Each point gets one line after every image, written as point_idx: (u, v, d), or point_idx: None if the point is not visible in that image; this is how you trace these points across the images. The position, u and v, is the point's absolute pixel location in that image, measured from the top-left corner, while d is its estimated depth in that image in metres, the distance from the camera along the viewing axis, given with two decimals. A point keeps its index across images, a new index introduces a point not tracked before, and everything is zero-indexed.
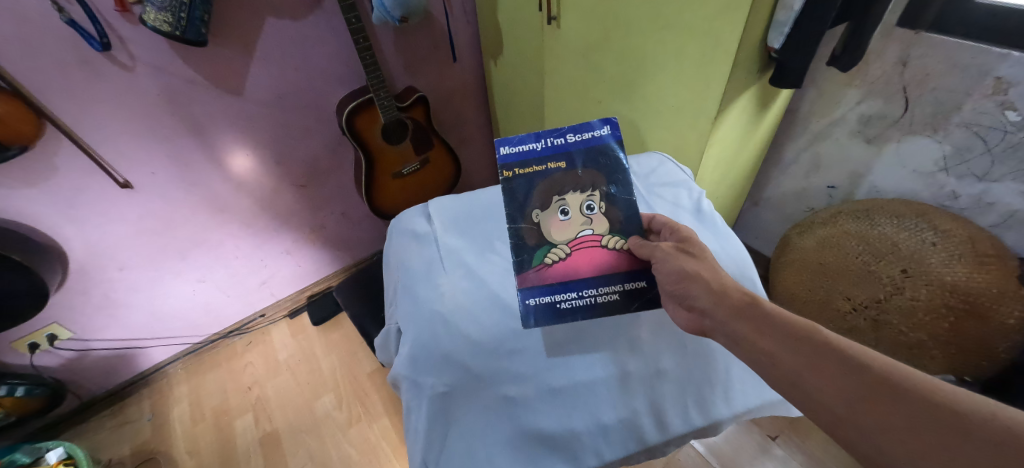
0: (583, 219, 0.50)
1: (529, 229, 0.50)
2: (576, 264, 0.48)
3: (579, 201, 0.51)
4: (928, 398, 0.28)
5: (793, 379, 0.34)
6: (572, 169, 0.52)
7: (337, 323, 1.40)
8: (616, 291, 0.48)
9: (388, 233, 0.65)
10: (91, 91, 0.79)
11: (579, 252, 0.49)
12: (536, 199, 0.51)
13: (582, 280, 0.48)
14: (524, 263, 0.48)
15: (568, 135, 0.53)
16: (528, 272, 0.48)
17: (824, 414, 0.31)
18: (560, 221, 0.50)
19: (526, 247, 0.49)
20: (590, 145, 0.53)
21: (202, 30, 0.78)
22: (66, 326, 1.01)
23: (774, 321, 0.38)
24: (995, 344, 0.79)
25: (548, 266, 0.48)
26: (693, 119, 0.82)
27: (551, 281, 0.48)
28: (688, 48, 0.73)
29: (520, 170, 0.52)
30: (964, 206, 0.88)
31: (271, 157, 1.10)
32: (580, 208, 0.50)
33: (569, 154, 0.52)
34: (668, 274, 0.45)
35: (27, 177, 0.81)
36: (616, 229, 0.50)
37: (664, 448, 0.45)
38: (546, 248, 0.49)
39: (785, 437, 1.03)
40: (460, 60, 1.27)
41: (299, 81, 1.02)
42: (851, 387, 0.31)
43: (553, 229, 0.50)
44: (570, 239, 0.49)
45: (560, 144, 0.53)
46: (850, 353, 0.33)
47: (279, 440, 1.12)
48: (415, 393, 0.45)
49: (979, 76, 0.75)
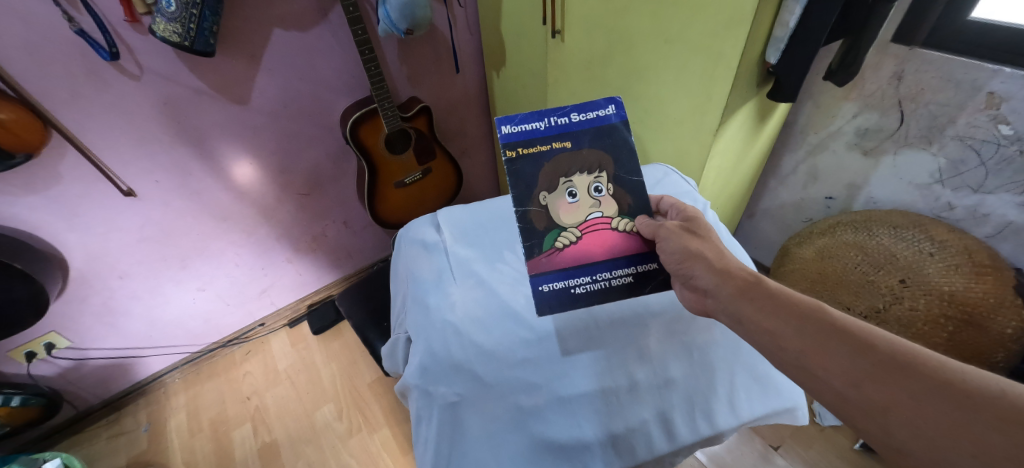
0: (591, 201, 0.50)
1: (536, 212, 0.49)
2: (589, 249, 0.49)
3: (586, 182, 0.50)
4: (936, 376, 0.29)
5: (798, 361, 0.35)
6: (578, 149, 0.51)
7: (337, 332, 1.39)
8: (628, 274, 0.49)
9: (397, 243, 0.66)
10: (99, 100, 0.80)
11: (591, 234, 0.49)
12: (542, 181, 0.50)
13: (596, 265, 0.48)
14: (535, 249, 0.48)
15: (573, 114, 0.52)
16: (537, 257, 0.48)
17: (830, 392, 0.32)
18: (568, 203, 0.50)
19: (536, 231, 0.49)
20: (596, 125, 0.52)
21: (211, 41, 0.79)
22: (64, 335, 1.00)
23: (778, 301, 0.38)
24: (993, 354, 0.79)
25: (560, 251, 0.48)
26: (694, 130, 0.84)
27: (564, 267, 0.48)
28: (692, 61, 0.75)
29: (525, 150, 0.50)
30: (959, 217, 0.90)
31: (274, 166, 1.11)
32: (587, 189, 0.50)
33: (574, 134, 0.51)
34: (671, 252, 0.47)
35: (31, 185, 0.80)
36: (624, 211, 0.51)
37: (671, 458, 0.45)
38: (556, 232, 0.49)
39: (788, 446, 1.03)
40: (463, 71, 1.29)
41: (304, 90, 1.03)
42: (857, 366, 0.31)
43: (563, 212, 0.49)
44: (580, 222, 0.49)
45: (564, 124, 0.51)
46: (857, 332, 0.33)
47: (278, 451, 1.10)
48: (425, 403, 0.44)
49: (972, 91, 0.78)
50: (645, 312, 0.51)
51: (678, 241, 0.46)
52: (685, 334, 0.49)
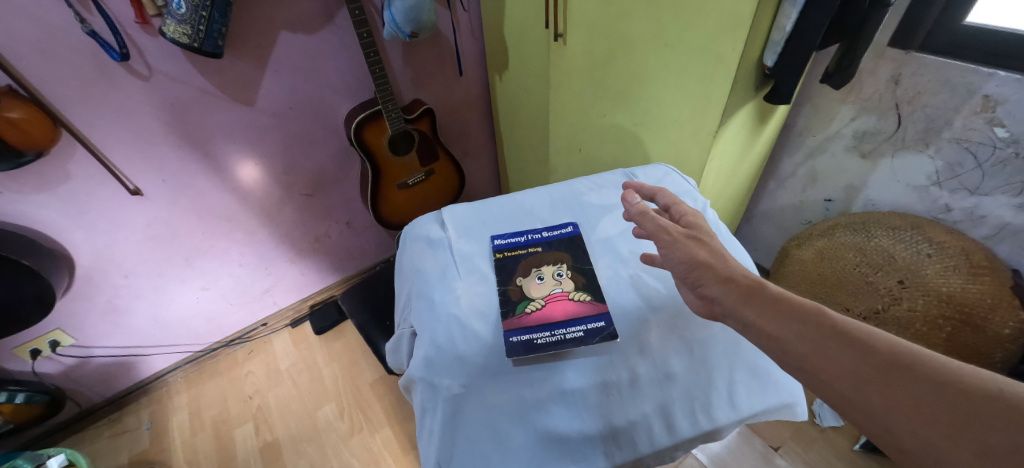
0: (554, 282, 0.55)
1: (514, 290, 0.54)
2: (550, 314, 0.51)
3: (552, 270, 0.56)
4: (939, 377, 0.27)
5: (801, 364, 0.33)
6: (551, 250, 0.58)
7: (339, 332, 1.39)
8: (581, 329, 0.48)
9: (402, 240, 0.66)
10: (108, 100, 0.81)
11: (552, 304, 0.52)
12: (519, 269, 0.56)
13: (555, 324, 0.49)
14: (507, 312, 0.51)
15: (544, 231, 0.61)
16: (509, 319, 0.50)
17: (833, 396, 0.31)
18: (536, 283, 0.55)
19: (510, 301, 0.52)
20: (565, 237, 0.60)
21: (219, 42, 0.80)
22: (68, 332, 1.01)
23: (781, 305, 0.37)
24: (992, 355, 0.79)
25: (528, 314, 0.50)
26: (695, 131, 0.88)
27: (530, 323, 0.49)
28: (691, 65, 0.78)
29: (509, 252, 0.58)
30: (957, 218, 0.90)
31: (279, 166, 1.12)
32: (552, 275, 0.56)
33: (546, 241, 0.59)
34: (676, 259, 0.45)
35: (40, 182, 0.82)
36: (581, 286, 0.54)
37: (672, 452, 0.46)
38: (525, 302, 0.52)
39: (788, 448, 1.04)
40: (466, 75, 1.31)
41: (310, 91, 1.05)
42: (860, 368, 0.30)
43: (530, 288, 0.54)
44: (545, 295, 0.53)
45: (538, 237, 0.60)
46: (858, 335, 0.32)
47: (279, 450, 1.11)
48: (429, 395, 0.45)
49: (967, 94, 0.79)
50: (646, 307, 0.51)
51: (682, 247, 0.45)
52: (686, 330, 0.49)
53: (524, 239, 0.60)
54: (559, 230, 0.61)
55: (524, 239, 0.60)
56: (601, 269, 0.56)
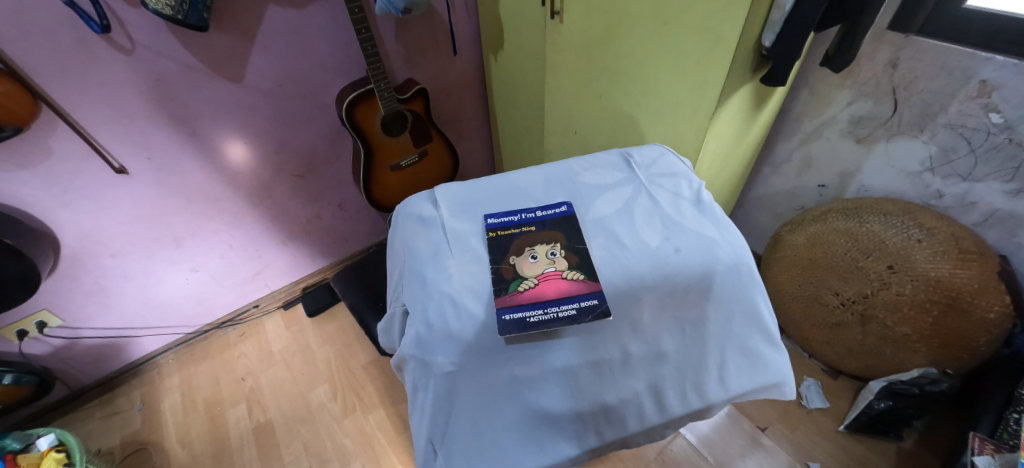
0: (548, 261, 0.53)
1: (507, 268, 0.52)
2: (543, 292, 0.49)
3: (545, 249, 0.54)
4: None
5: None
6: (543, 230, 0.57)
7: (331, 315, 1.39)
8: (573, 307, 0.47)
9: (395, 218, 0.65)
10: (88, 74, 0.78)
11: (545, 282, 0.50)
12: (512, 249, 0.54)
13: (548, 302, 0.48)
14: (500, 290, 0.49)
15: (537, 210, 0.60)
16: (502, 297, 0.48)
17: None
18: (530, 262, 0.53)
19: (503, 279, 0.50)
20: (558, 217, 0.58)
21: (204, 15, 0.76)
22: (55, 313, 0.99)
23: None
24: (975, 337, 0.85)
25: (520, 293, 0.48)
26: (692, 116, 0.83)
27: (522, 301, 0.47)
28: (690, 44, 0.74)
29: (502, 231, 0.57)
30: (948, 205, 0.92)
31: (268, 146, 1.09)
32: (545, 254, 0.54)
33: (539, 222, 0.58)
34: None
35: (20, 160, 0.79)
36: (576, 265, 0.51)
37: (663, 430, 0.49)
38: (518, 281, 0.50)
39: (774, 428, 1.06)
40: (460, 53, 1.28)
41: (299, 69, 1.01)
42: None
43: (524, 267, 0.52)
44: (538, 273, 0.51)
45: (530, 217, 0.59)
46: None
47: (273, 430, 1.11)
48: (422, 373, 0.44)
49: (964, 78, 0.78)
50: (638, 286, 0.49)
51: None
52: (678, 309, 0.48)
53: (517, 218, 0.59)
54: (553, 210, 0.59)
55: (517, 218, 0.59)
56: (595, 249, 0.53)
